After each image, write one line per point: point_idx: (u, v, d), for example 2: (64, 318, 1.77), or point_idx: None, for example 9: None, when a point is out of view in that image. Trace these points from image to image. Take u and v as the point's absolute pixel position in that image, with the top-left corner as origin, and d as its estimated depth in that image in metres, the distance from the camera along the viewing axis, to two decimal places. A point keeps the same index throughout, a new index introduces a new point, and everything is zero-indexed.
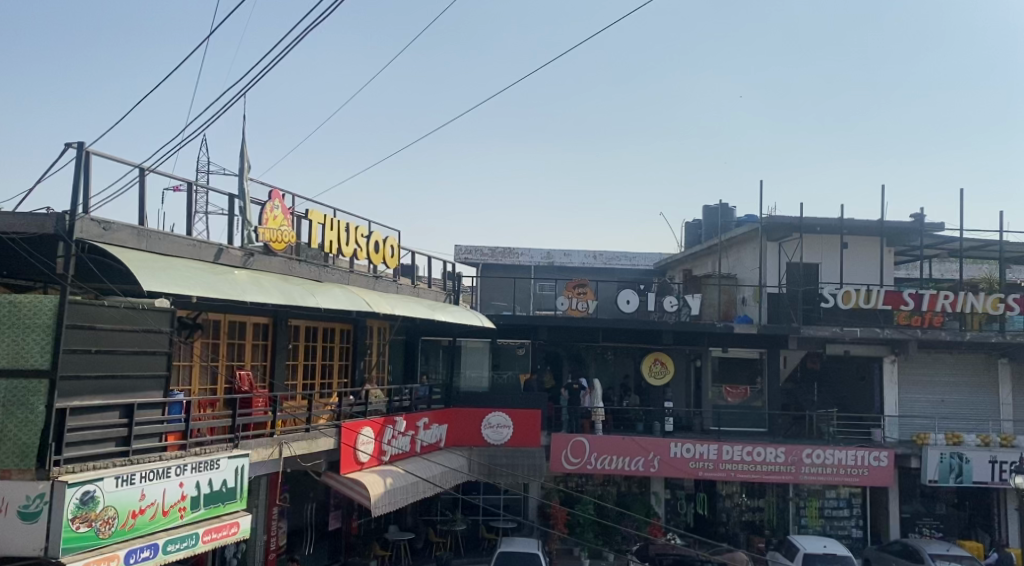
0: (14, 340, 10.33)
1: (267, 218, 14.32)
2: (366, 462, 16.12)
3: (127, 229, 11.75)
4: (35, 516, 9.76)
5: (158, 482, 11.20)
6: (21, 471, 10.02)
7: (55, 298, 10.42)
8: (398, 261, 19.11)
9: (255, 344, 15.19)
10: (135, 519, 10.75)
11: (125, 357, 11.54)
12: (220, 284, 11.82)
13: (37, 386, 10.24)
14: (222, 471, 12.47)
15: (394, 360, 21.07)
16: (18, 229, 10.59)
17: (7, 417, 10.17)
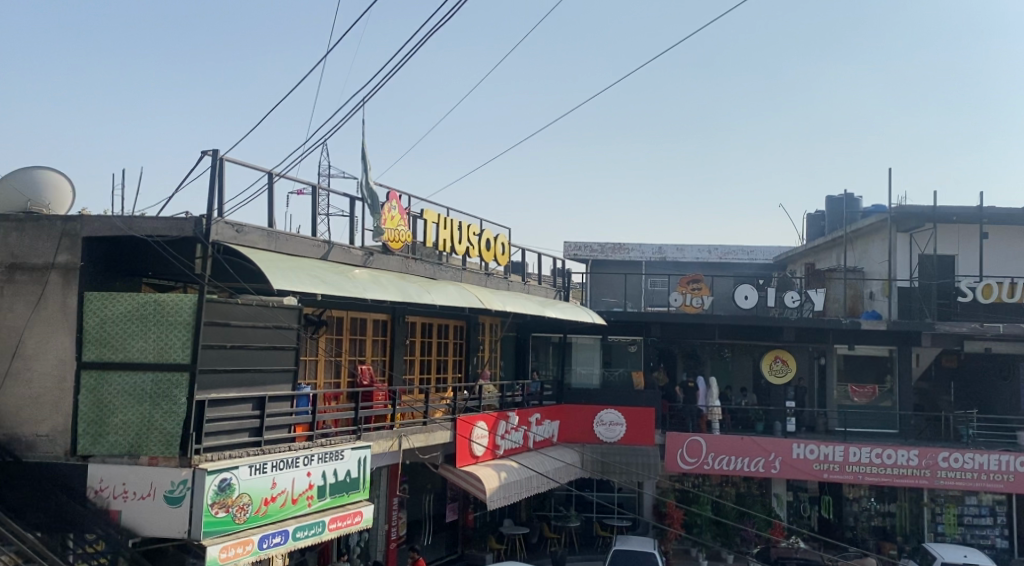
0: (159, 336, 11.12)
1: (384, 218, 14.76)
2: (482, 455, 16.41)
3: (258, 232, 12.40)
4: (179, 500, 10.50)
5: (287, 471, 11.81)
6: (167, 458, 10.80)
7: (193, 297, 11.12)
8: (508, 259, 19.32)
9: (374, 340, 15.73)
10: (267, 506, 11.38)
11: (256, 352, 12.23)
12: (341, 282, 12.31)
13: (180, 379, 11.00)
14: (346, 462, 13.00)
15: (506, 356, 21.30)
16: (162, 232, 11.30)
17: (153, 408, 10.97)
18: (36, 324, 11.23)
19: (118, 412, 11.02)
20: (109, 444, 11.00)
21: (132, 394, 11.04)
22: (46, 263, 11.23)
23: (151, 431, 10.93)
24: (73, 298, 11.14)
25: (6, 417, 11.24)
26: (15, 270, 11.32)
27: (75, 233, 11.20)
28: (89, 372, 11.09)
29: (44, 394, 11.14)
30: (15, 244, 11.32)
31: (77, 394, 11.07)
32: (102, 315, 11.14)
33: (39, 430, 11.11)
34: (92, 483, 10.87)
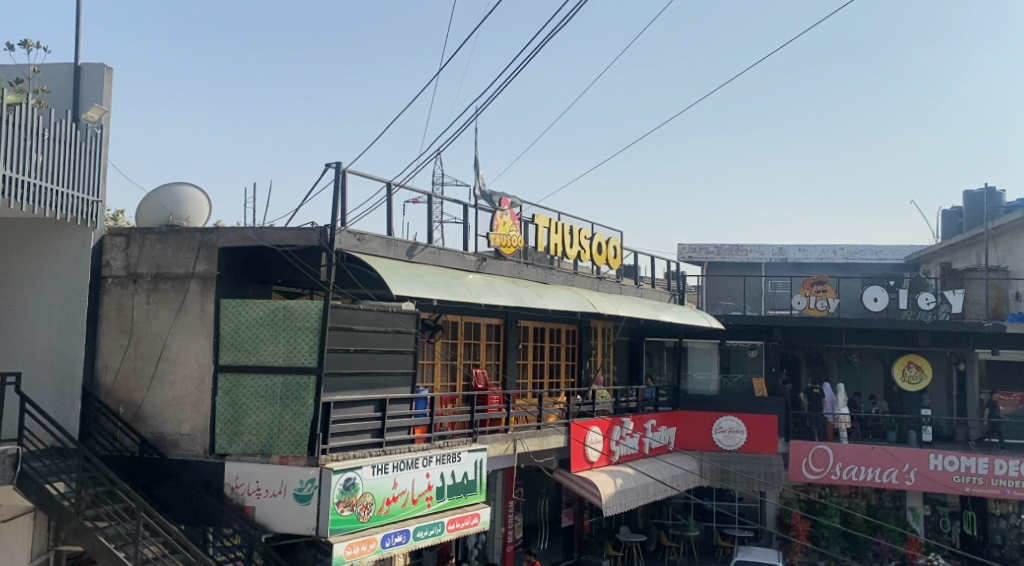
0: (288, 341, 11.61)
1: (497, 225, 15.00)
2: (596, 461, 16.33)
3: (377, 239, 12.73)
4: (308, 498, 10.95)
5: (408, 472, 12.12)
6: (296, 457, 11.30)
7: (319, 302, 11.57)
8: (620, 262, 19.16)
9: (488, 344, 15.93)
10: (389, 506, 11.73)
11: (378, 356, 12.61)
12: (457, 288, 12.56)
13: (307, 381, 11.47)
14: (463, 464, 13.22)
15: (619, 361, 21.11)
16: (290, 241, 11.82)
17: (283, 409, 11.48)
18: (178, 330, 12.01)
19: (251, 412, 11.59)
20: (243, 444, 11.58)
21: (263, 396, 11.58)
22: (187, 272, 12.02)
23: (281, 431, 11.45)
24: (210, 305, 11.84)
25: (152, 416, 12.03)
26: (160, 279, 12.16)
27: (213, 244, 11.95)
28: (226, 374, 11.75)
29: (186, 396, 11.87)
30: (159, 255, 12.19)
31: (214, 395, 11.75)
32: (237, 321, 11.78)
33: (182, 429, 11.85)
34: (229, 480, 11.49)
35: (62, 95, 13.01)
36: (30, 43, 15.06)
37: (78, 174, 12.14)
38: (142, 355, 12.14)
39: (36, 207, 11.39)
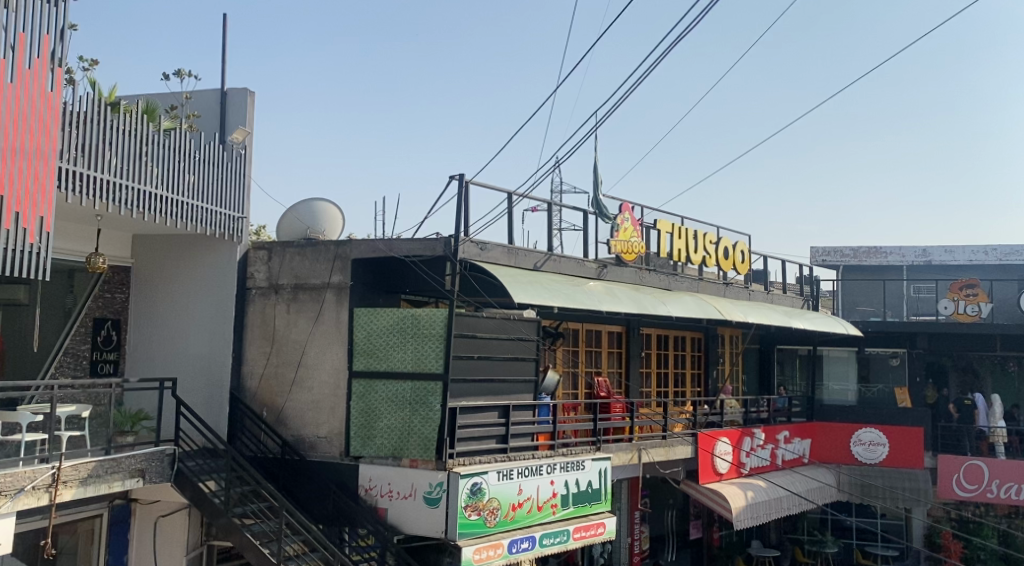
0: (416, 348, 11.90)
1: (618, 232, 14.87)
2: (726, 473, 15.84)
3: (499, 248, 12.83)
4: (436, 502, 11.21)
5: (533, 478, 12.19)
6: (425, 461, 11.54)
7: (445, 310, 11.79)
8: (748, 267, 18.57)
9: (610, 351, 15.81)
10: (515, 512, 11.84)
11: (502, 362, 12.74)
12: (578, 295, 12.55)
13: (434, 388, 11.70)
14: (588, 472, 13.16)
15: (749, 369, 20.45)
16: (417, 252, 12.12)
17: (413, 415, 11.77)
18: (315, 337, 12.58)
19: (383, 417, 11.96)
20: (376, 447, 11.97)
21: (394, 401, 11.92)
22: (323, 282, 12.59)
23: (411, 436, 11.76)
24: (345, 314, 12.35)
25: (292, 419, 12.63)
26: (299, 289, 12.79)
27: (347, 255, 12.49)
28: (358, 380, 12.17)
29: (323, 400, 12.42)
30: (298, 267, 12.83)
31: (348, 399, 12.20)
32: (368, 329, 12.19)
33: (319, 432, 12.39)
34: (363, 481, 11.92)
35: (211, 119, 13.97)
36: (181, 72, 16.31)
37: (224, 192, 13.01)
38: (283, 361, 12.78)
39: (190, 225, 12.30)
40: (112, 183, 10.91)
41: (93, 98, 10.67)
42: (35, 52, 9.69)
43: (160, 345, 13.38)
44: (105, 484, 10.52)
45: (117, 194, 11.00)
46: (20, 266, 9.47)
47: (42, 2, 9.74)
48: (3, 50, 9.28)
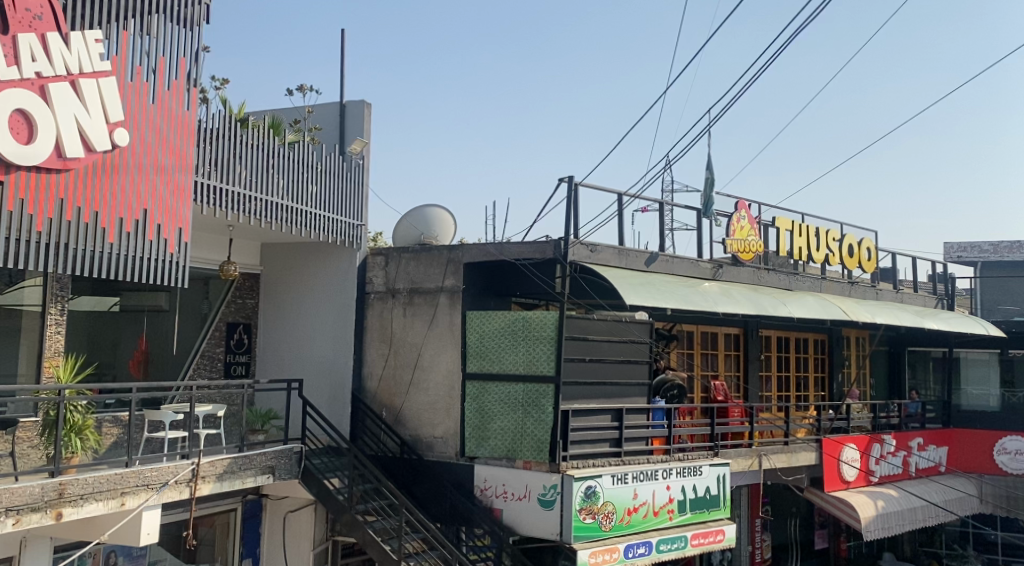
0: (527, 350, 11.94)
1: (734, 230, 14.46)
2: (854, 481, 15.12)
3: (610, 250, 12.66)
4: (551, 504, 11.22)
5: (648, 483, 12.01)
6: (538, 463, 11.55)
7: (556, 312, 11.79)
8: (876, 264, 17.65)
9: (727, 354, 15.40)
10: (630, 516, 11.70)
11: (614, 366, 12.60)
12: (693, 296, 12.28)
13: (546, 390, 11.71)
14: (705, 478, 12.84)
15: (877, 373, 19.46)
16: (527, 255, 12.14)
17: (526, 416, 11.82)
18: (430, 340, 12.85)
19: (496, 418, 12.08)
20: (490, 448, 12.10)
21: (507, 403, 12.01)
22: (437, 286, 12.85)
23: (525, 438, 11.82)
24: (458, 317, 12.56)
25: (410, 419, 12.93)
26: (415, 293, 13.09)
27: (459, 260, 12.70)
28: (472, 382, 12.35)
29: (439, 401, 12.66)
30: (413, 271, 13.13)
31: (463, 401, 12.40)
32: (481, 331, 12.34)
33: (436, 432, 12.64)
34: (478, 482, 12.08)
35: (332, 132, 14.55)
36: (305, 90, 17.12)
37: (345, 201, 13.50)
38: (400, 363, 13.11)
39: (312, 233, 12.83)
40: (242, 195, 11.52)
41: (225, 115, 11.31)
42: (174, 74, 10.36)
43: (287, 348, 14.04)
44: (240, 480, 11.05)
45: (246, 205, 11.60)
46: (163, 274, 10.16)
47: (179, 28, 10.42)
48: (146, 74, 9.96)
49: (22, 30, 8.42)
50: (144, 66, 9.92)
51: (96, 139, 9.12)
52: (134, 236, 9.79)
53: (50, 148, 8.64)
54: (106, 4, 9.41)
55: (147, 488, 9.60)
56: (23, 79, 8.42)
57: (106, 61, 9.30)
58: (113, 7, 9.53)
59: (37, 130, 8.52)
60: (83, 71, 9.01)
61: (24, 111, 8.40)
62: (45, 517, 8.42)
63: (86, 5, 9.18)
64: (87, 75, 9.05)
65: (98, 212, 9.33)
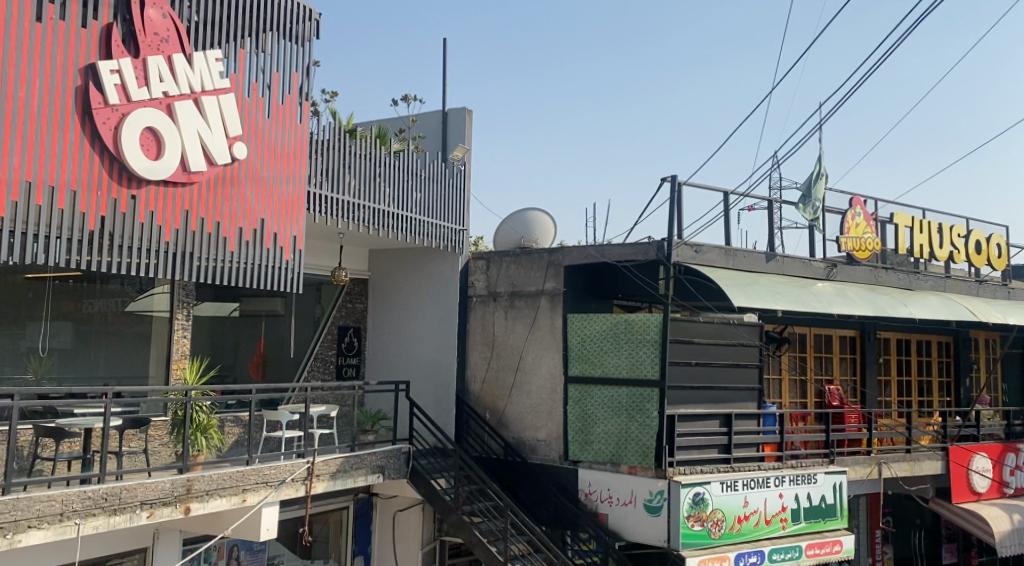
0: (631, 354, 11.81)
1: (848, 228, 13.85)
2: (985, 492, 14.20)
3: (716, 250, 12.27)
4: (657, 510, 11.06)
5: (759, 490, 11.65)
6: (644, 468, 11.38)
7: (659, 315, 11.60)
8: (1006, 261, 16.54)
9: (842, 358, 14.77)
10: (741, 524, 11.39)
11: (722, 370, 12.25)
12: (804, 297, 11.83)
13: (651, 394, 11.52)
14: (820, 487, 12.33)
15: (1010, 377, 18.24)
16: (630, 257, 11.97)
17: (630, 421, 11.68)
18: (532, 343, 12.87)
19: (600, 423, 11.98)
20: (594, 452, 12.00)
21: (611, 407, 11.89)
22: (538, 289, 12.86)
23: (629, 442, 11.66)
24: (559, 319, 12.53)
25: (514, 422, 12.99)
26: (516, 296, 13.14)
27: (560, 263, 12.65)
28: (575, 385, 12.30)
29: (542, 404, 12.66)
30: (514, 275, 13.18)
31: (566, 405, 12.36)
32: (583, 334, 12.29)
33: (539, 435, 12.65)
34: (583, 486, 12.03)
35: (434, 140, 14.82)
36: (408, 98, 17.57)
37: (448, 207, 13.73)
38: (503, 365, 13.20)
39: (417, 238, 13.11)
40: (350, 203, 11.87)
41: (335, 127, 11.69)
42: (287, 89, 10.79)
43: (395, 350, 14.38)
44: (351, 478, 11.38)
45: (354, 213, 11.95)
46: (280, 281, 10.64)
47: (291, 44, 10.85)
48: (262, 90, 10.42)
49: (151, 53, 8.95)
50: (260, 83, 10.38)
51: (217, 154, 9.60)
52: (253, 245, 10.27)
53: (176, 163, 9.14)
54: (225, 24, 9.90)
55: (267, 486, 10.01)
56: (153, 99, 8.94)
57: (225, 78, 9.78)
58: (231, 28, 10.02)
59: (164, 146, 9.03)
60: (205, 89, 9.50)
61: (153, 129, 8.92)
62: (175, 511, 8.91)
63: (207, 27, 9.69)
64: (208, 93, 9.54)
65: (220, 223, 9.83)
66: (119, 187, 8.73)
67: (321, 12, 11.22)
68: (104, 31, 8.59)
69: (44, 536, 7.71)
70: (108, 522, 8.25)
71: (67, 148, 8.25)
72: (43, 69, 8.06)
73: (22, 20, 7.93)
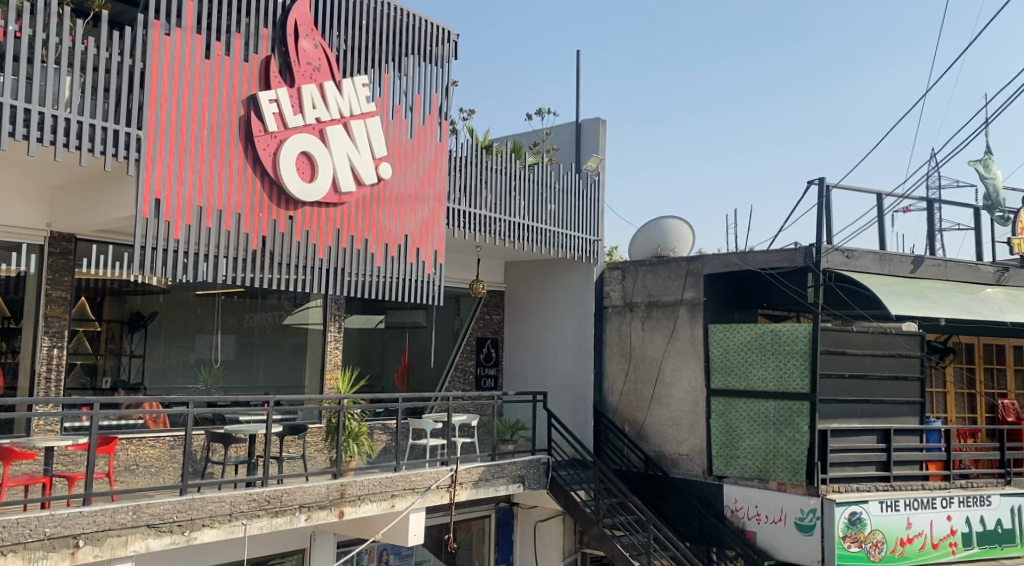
0: (778, 365, 11.38)
1: (1021, 228, 12.84)
2: None
3: (869, 255, 11.55)
4: (810, 529, 10.63)
5: (924, 511, 11.02)
6: (795, 485, 10.94)
7: (809, 324, 11.13)
8: None
9: (1016, 369, 13.69)
10: (904, 547, 10.83)
11: (878, 382, 11.59)
12: (971, 305, 11.04)
13: (801, 408, 11.06)
14: (995, 510, 11.49)
15: None
16: (774, 264, 11.57)
17: (778, 435, 11.24)
18: (672, 354, 12.61)
19: (746, 437, 11.61)
20: (740, 467, 11.62)
21: (757, 420, 11.49)
22: (677, 299, 12.60)
23: (778, 457, 11.22)
24: (700, 330, 12.24)
25: (653, 435, 12.76)
26: (654, 307, 12.92)
27: (699, 272, 12.36)
28: (718, 398, 11.97)
29: (683, 417, 12.38)
30: (651, 285, 12.97)
31: (709, 418, 12.04)
32: (725, 346, 11.97)
33: (681, 449, 12.37)
34: (728, 502, 11.68)
35: (569, 151, 14.91)
36: (542, 111, 17.74)
37: (584, 219, 13.74)
38: (641, 378, 13.00)
39: (553, 250, 13.21)
40: (487, 218, 12.11)
41: (473, 143, 11.97)
42: (428, 110, 11.15)
43: (533, 361, 14.50)
44: (492, 487, 11.55)
45: (492, 227, 12.19)
46: (422, 294, 11.02)
47: (431, 66, 11.21)
48: (404, 112, 10.81)
49: (305, 82, 9.47)
50: (403, 105, 10.79)
51: (365, 175, 10.03)
52: (398, 260, 10.66)
53: (328, 185, 9.62)
54: (369, 51, 10.37)
55: (413, 492, 10.32)
56: (307, 124, 9.44)
57: (371, 102, 10.22)
58: (376, 54, 10.48)
59: (317, 169, 9.50)
60: (353, 114, 9.96)
61: (307, 153, 9.42)
62: (330, 515, 9.33)
63: (353, 54, 10.18)
64: (356, 117, 10.00)
65: (368, 239, 10.26)
66: (278, 209, 9.29)
67: (458, 34, 11.54)
68: (263, 63, 9.17)
69: (216, 534, 8.25)
70: (271, 523, 8.74)
71: (232, 174, 8.86)
72: (211, 102, 8.68)
73: (193, 58, 8.56)
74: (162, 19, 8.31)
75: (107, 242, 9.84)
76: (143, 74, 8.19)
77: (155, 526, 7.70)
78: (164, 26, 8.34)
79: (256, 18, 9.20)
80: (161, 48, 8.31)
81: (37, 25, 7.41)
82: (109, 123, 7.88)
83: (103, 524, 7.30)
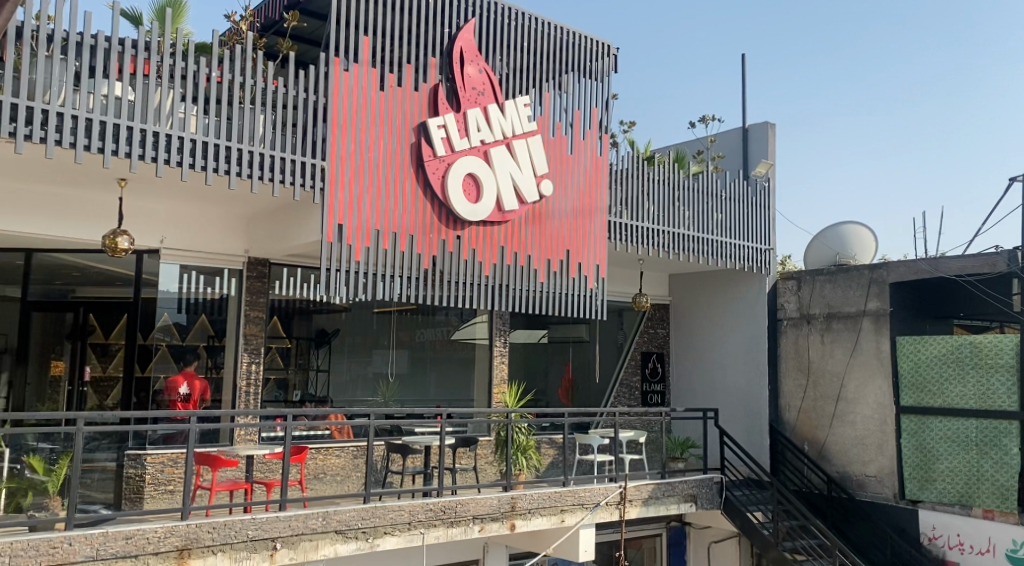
0: (979, 381, 10.46)
1: None
2: None
3: None
4: None
5: None
6: (1004, 513, 10.05)
7: (1016, 336, 10.17)
8: None
9: None
10: None
11: None
12: None
13: (1009, 427, 10.11)
14: None
15: None
16: (972, 270, 10.64)
17: (982, 457, 10.33)
18: (855, 368, 11.82)
19: (943, 459, 10.71)
20: (938, 491, 10.75)
21: (956, 441, 10.60)
22: (860, 310, 11.81)
23: (982, 481, 10.31)
24: (886, 344, 11.42)
25: (836, 455, 11.97)
26: (833, 318, 12.19)
27: (884, 280, 11.53)
28: (909, 416, 11.11)
29: (869, 436, 11.55)
30: (831, 295, 12.24)
31: (899, 438, 11.20)
32: (916, 359, 11.12)
33: (868, 470, 11.53)
34: (924, 529, 10.80)
35: (734, 159, 14.56)
36: (705, 119, 17.40)
37: (753, 228, 13.23)
38: (821, 394, 12.25)
39: (721, 262, 12.79)
40: (651, 230, 11.93)
41: (634, 156, 11.85)
42: (588, 124, 11.14)
43: (701, 377, 14.11)
44: (664, 505, 11.30)
45: (657, 239, 12.00)
46: (585, 309, 11.02)
47: (590, 82, 11.23)
48: (565, 128, 10.86)
49: (470, 106, 9.75)
50: (564, 122, 10.84)
51: (529, 193, 10.16)
52: (561, 275, 10.71)
53: (493, 204, 9.81)
54: (530, 72, 10.54)
55: (583, 507, 10.27)
56: (473, 147, 9.70)
57: (533, 122, 10.35)
58: (537, 74, 10.64)
59: (483, 189, 9.70)
60: (516, 134, 10.13)
61: (474, 175, 9.65)
62: (503, 526, 9.47)
63: (515, 76, 10.38)
64: (519, 137, 10.15)
65: (531, 255, 10.38)
66: (447, 229, 9.58)
67: (617, 47, 11.52)
68: (432, 91, 9.51)
69: (396, 542, 8.56)
70: (447, 533, 8.97)
71: (405, 198, 9.22)
72: (386, 130, 9.10)
73: (370, 91, 9.01)
74: (341, 56, 8.81)
75: (297, 265, 10.54)
76: (326, 109, 8.71)
77: (342, 532, 8.08)
78: (343, 62, 8.84)
79: (425, 47, 9.58)
80: (341, 84, 8.81)
81: (235, 69, 8.06)
82: (297, 155, 8.42)
83: (297, 529, 7.73)
